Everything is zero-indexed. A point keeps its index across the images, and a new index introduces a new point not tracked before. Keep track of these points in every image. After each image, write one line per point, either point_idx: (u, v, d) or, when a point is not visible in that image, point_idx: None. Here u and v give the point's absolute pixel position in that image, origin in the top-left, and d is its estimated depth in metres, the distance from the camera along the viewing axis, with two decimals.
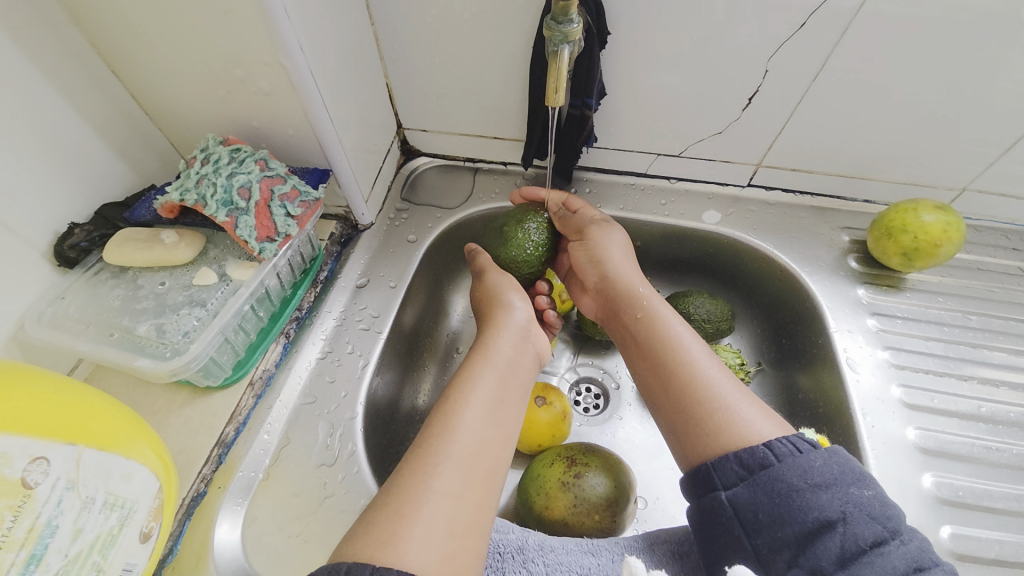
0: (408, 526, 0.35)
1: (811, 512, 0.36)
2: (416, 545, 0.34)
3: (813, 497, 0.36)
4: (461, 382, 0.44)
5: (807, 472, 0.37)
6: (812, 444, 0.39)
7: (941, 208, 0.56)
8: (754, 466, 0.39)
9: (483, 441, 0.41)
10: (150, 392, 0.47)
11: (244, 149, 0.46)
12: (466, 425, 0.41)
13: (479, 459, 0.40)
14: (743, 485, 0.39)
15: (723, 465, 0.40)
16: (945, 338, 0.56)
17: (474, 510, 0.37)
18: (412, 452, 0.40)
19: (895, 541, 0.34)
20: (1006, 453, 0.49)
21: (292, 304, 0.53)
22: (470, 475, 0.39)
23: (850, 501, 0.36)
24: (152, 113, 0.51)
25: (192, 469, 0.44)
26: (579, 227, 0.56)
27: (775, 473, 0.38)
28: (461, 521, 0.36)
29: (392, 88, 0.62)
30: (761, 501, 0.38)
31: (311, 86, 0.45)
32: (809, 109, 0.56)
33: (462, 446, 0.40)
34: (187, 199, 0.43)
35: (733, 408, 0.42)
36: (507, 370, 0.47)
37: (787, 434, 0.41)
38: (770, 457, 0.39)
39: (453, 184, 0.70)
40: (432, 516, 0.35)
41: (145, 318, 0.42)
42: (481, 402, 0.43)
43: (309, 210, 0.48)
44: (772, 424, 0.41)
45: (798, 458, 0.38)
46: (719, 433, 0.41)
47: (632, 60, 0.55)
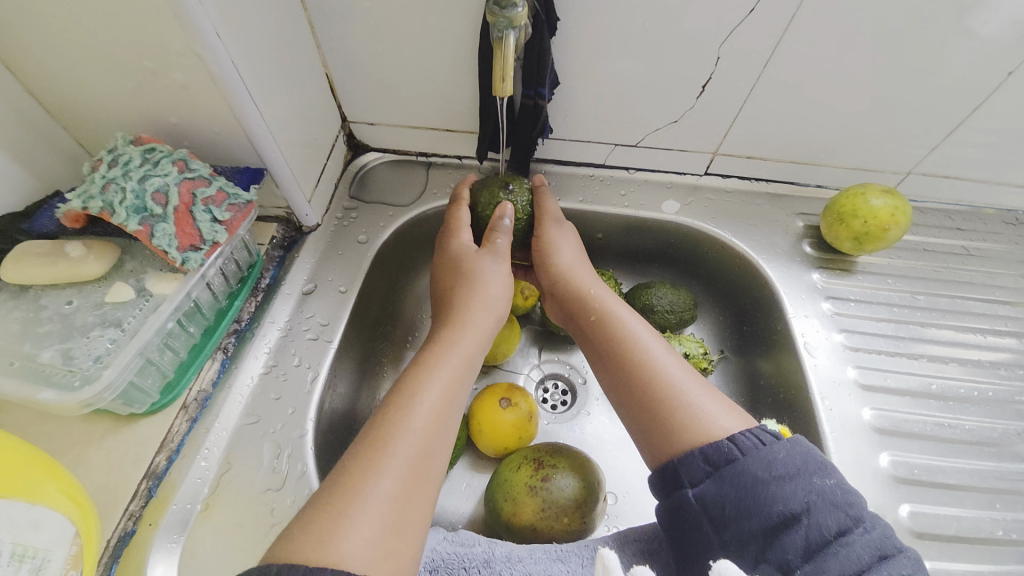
0: (348, 524, 0.33)
1: (776, 506, 0.35)
2: (356, 542, 0.32)
3: (778, 489, 0.36)
4: (417, 372, 0.42)
5: (771, 465, 0.37)
6: (775, 435, 0.39)
7: (888, 191, 0.57)
8: (720, 461, 0.38)
9: (433, 438, 0.38)
10: (66, 424, 0.42)
11: (159, 148, 0.41)
12: (421, 417, 0.38)
13: (427, 457, 0.38)
14: (709, 481, 0.38)
15: (689, 460, 0.39)
16: (896, 318, 0.57)
17: (417, 509, 0.36)
18: (356, 447, 0.37)
19: (857, 529, 0.34)
20: (958, 429, 0.51)
21: (229, 316, 0.49)
22: (418, 471, 0.37)
23: (813, 491, 0.35)
24: (53, 111, 0.45)
25: (117, 508, 0.39)
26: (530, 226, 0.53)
27: (740, 467, 0.37)
28: (405, 518, 0.35)
29: (333, 79, 0.58)
30: (728, 495, 0.37)
31: (235, 78, 0.41)
32: (762, 96, 0.56)
33: (416, 439, 0.37)
34: (90, 207, 0.38)
35: (694, 404, 0.42)
36: (466, 358, 0.44)
37: (749, 426, 0.40)
38: (734, 451, 0.38)
39: (405, 179, 0.66)
40: (373, 512, 0.33)
41: (48, 343, 0.37)
42: (436, 393, 0.40)
43: (240, 214, 0.43)
44: (735, 418, 0.41)
45: (762, 450, 0.38)
46: (682, 429, 0.41)
47: (584, 47, 0.53)
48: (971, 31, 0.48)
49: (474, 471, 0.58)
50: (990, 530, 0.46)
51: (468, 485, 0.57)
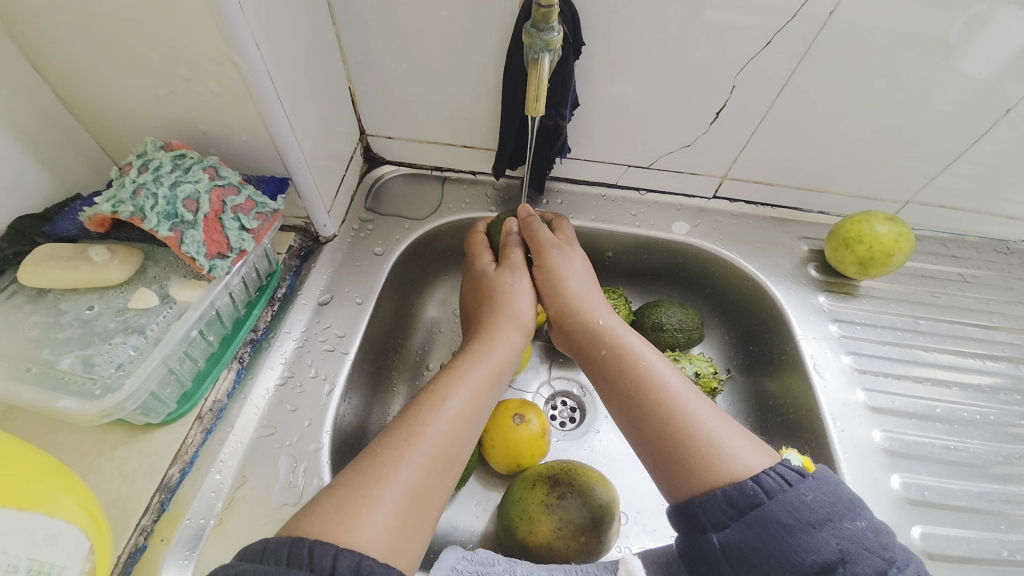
0: (366, 514, 0.36)
1: (807, 554, 0.36)
2: (370, 529, 0.35)
3: (809, 537, 0.36)
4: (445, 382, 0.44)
5: (799, 511, 0.37)
6: (800, 474, 0.38)
7: (892, 219, 0.59)
8: (744, 506, 0.38)
9: (456, 438, 0.42)
10: (76, 433, 0.41)
11: (190, 154, 0.41)
12: (444, 421, 0.42)
13: (448, 457, 0.41)
14: (735, 527, 0.38)
15: (712, 504, 0.39)
16: (899, 341, 0.59)
17: (428, 504, 0.39)
18: (385, 437, 0.40)
19: (890, 570, 0.34)
20: (963, 452, 0.52)
21: (246, 325, 0.48)
22: (435, 469, 0.40)
23: (845, 537, 0.36)
24: (80, 114, 0.45)
25: (129, 522, 0.38)
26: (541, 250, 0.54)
27: (767, 514, 0.37)
28: (417, 509, 0.38)
29: (355, 93, 0.58)
30: (755, 543, 0.37)
31: (269, 88, 0.41)
32: (772, 123, 0.59)
33: (435, 444, 0.40)
34: (120, 212, 0.37)
35: (717, 443, 0.41)
36: (497, 368, 0.47)
37: (772, 463, 0.40)
38: (759, 495, 0.38)
39: (420, 193, 0.67)
40: (387, 504, 0.37)
41: (68, 350, 0.36)
42: (466, 396, 0.44)
43: (267, 223, 0.43)
44: (759, 454, 0.41)
45: (788, 494, 0.37)
46: (704, 466, 0.41)
47: (605, 70, 0.55)
48: (956, 75, 0.52)
49: (485, 488, 0.57)
50: (999, 552, 0.47)
51: (478, 503, 0.56)
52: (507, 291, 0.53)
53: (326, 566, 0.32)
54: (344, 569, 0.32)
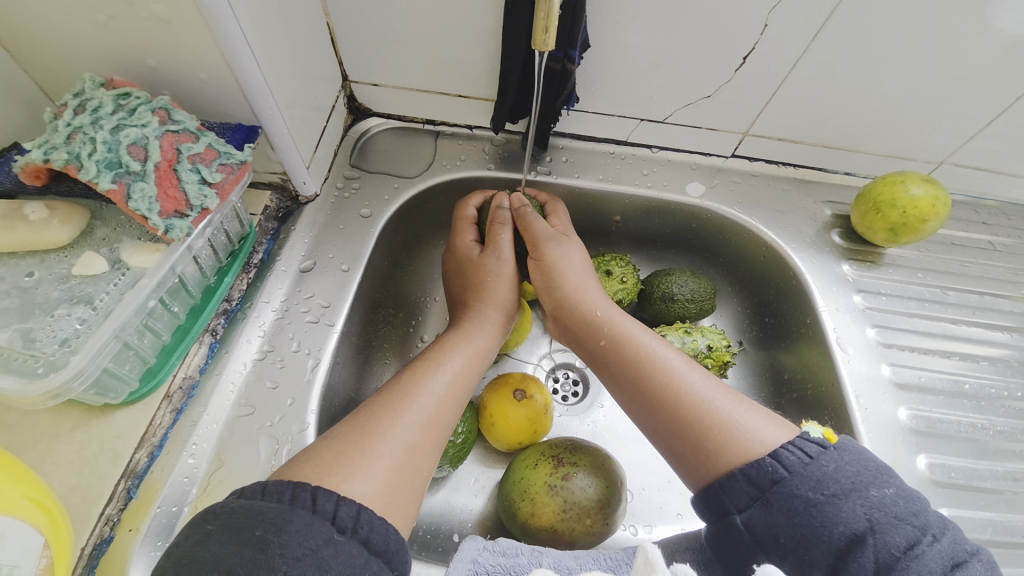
0: (357, 465, 0.34)
1: (836, 528, 0.32)
2: (363, 482, 0.33)
3: (835, 510, 0.32)
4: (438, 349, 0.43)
5: (822, 483, 0.33)
6: (821, 445, 0.35)
7: (929, 180, 0.54)
8: (764, 483, 0.34)
9: (452, 395, 0.41)
10: (29, 414, 0.36)
11: (135, 93, 0.35)
12: (440, 381, 0.41)
13: (444, 416, 0.40)
14: (757, 506, 0.34)
15: (732, 486, 0.35)
16: (927, 314, 0.55)
17: (426, 465, 0.37)
18: (379, 397, 0.39)
19: (925, 539, 0.31)
20: (990, 431, 0.49)
21: (218, 294, 0.43)
22: (433, 430, 0.38)
23: (873, 506, 0.32)
24: (9, 47, 0.38)
25: (91, 512, 0.34)
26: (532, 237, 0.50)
27: (788, 488, 0.33)
28: (413, 467, 0.36)
29: (334, 31, 0.51)
30: (781, 523, 0.33)
31: (228, 14, 0.35)
32: (805, 72, 0.52)
33: (431, 403, 0.39)
34: (53, 160, 0.31)
35: (730, 421, 0.37)
36: (486, 341, 0.46)
37: (792, 437, 0.36)
38: (780, 470, 0.34)
39: (411, 149, 0.60)
40: (382, 458, 0.35)
41: (4, 324, 0.31)
42: (460, 360, 0.43)
43: (232, 176, 0.37)
44: (775, 429, 0.37)
45: (810, 467, 0.34)
46: (718, 446, 0.37)
47: (618, 8, 0.48)
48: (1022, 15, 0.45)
49: (484, 465, 0.55)
50: None
51: (476, 481, 0.54)
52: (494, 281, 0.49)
53: (327, 511, 0.30)
54: (344, 518, 0.30)
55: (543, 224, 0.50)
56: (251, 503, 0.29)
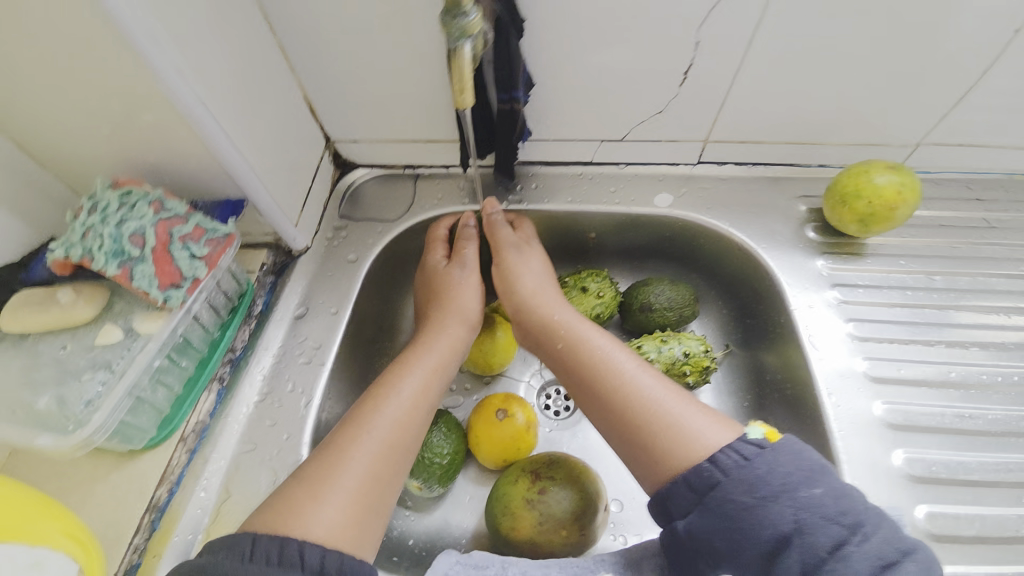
0: (315, 506, 0.38)
1: (765, 531, 0.33)
2: (321, 519, 0.37)
3: (765, 513, 0.33)
4: (392, 377, 0.47)
5: (754, 486, 0.34)
6: (758, 445, 0.36)
7: (894, 167, 0.53)
8: (702, 489, 0.35)
9: (410, 417, 0.45)
10: (73, 462, 0.44)
11: (136, 190, 0.42)
12: (391, 412, 0.44)
13: (400, 436, 0.43)
14: (696, 512, 0.35)
15: (674, 491, 0.36)
16: (910, 302, 0.54)
17: (382, 484, 0.41)
18: (337, 434, 0.43)
19: (854, 540, 0.31)
20: (979, 420, 0.48)
21: (222, 346, 0.49)
22: (390, 453, 0.42)
23: (801, 507, 0.33)
24: (43, 159, 0.46)
25: (122, 543, 0.40)
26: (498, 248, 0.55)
27: (723, 493, 0.35)
28: (369, 497, 0.40)
29: (311, 100, 0.58)
30: (716, 528, 0.34)
31: (203, 114, 0.42)
32: (750, 76, 0.53)
33: (384, 434, 0.43)
34: (72, 256, 0.39)
35: (676, 425, 0.39)
36: (440, 363, 0.49)
37: (735, 437, 0.37)
38: (716, 475, 0.35)
39: (393, 194, 0.66)
40: (338, 494, 0.39)
41: (45, 389, 0.39)
42: (417, 382, 0.47)
43: (219, 248, 0.44)
44: (719, 429, 0.38)
45: (744, 470, 0.35)
46: (665, 450, 0.38)
47: (555, 47, 0.52)
48: None
49: (476, 481, 0.58)
50: (1016, 529, 0.43)
51: (470, 498, 0.57)
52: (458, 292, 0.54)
53: (293, 556, 0.34)
54: (311, 556, 0.35)
55: (502, 236, 0.55)
56: (243, 566, 0.33)
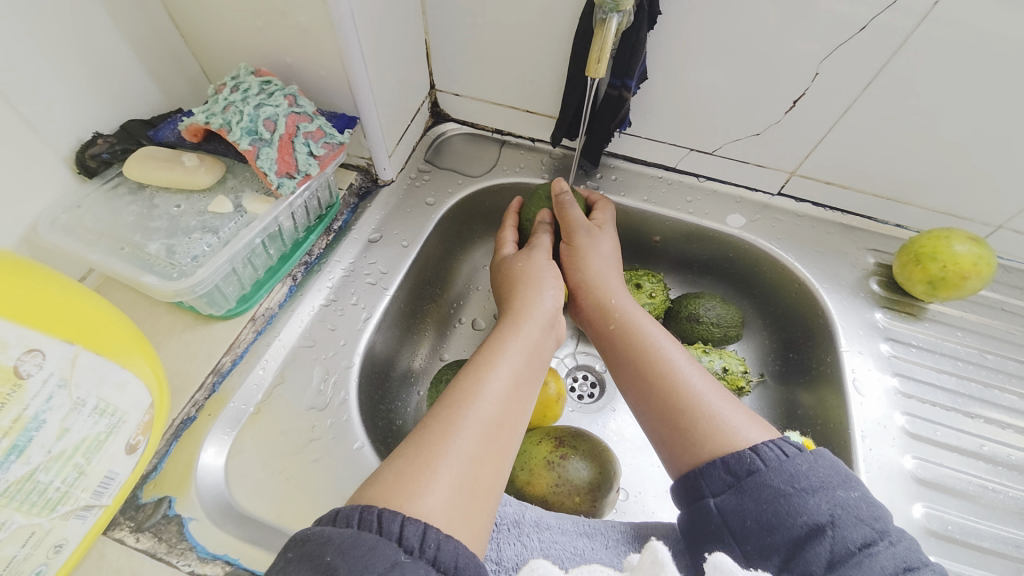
0: (428, 481, 0.34)
1: (799, 518, 0.35)
2: (437, 499, 0.33)
3: (801, 501, 0.35)
4: (489, 355, 0.43)
5: (794, 477, 0.36)
6: (798, 448, 0.38)
7: (975, 239, 0.54)
8: (741, 472, 0.38)
9: (508, 409, 0.40)
10: (153, 313, 0.47)
11: (275, 82, 0.45)
12: (494, 389, 0.40)
13: (501, 426, 0.39)
14: (730, 492, 0.38)
15: (710, 471, 0.39)
16: (958, 373, 0.56)
17: (490, 478, 0.37)
18: (433, 412, 0.38)
19: (883, 542, 0.33)
20: (1001, 495, 0.50)
21: (303, 247, 0.53)
22: (494, 438, 0.38)
23: (837, 504, 0.35)
24: (187, 36, 0.49)
25: (186, 393, 0.44)
26: (570, 230, 0.55)
27: (761, 478, 0.37)
28: (479, 483, 0.36)
29: (431, 46, 0.61)
30: (749, 508, 0.36)
31: (349, 28, 0.44)
32: (856, 120, 0.54)
33: (489, 412, 0.38)
34: (211, 123, 0.42)
35: (719, 415, 0.41)
36: (535, 346, 0.45)
37: (774, 438, 0.40)
38: (757, 463, 0.37)
39: (479, 152, 0.69)
40: (450, 474, 0.34)
41: (157, 238, 0.42)
42: (503, 378, 0.41)
43: (332, 153, 0.47)
44: (758, 430, 0.40)
45: (785, 462, 0.37)
46: (705, 437, 0.40)
47: (676, 48, 0.53)
48: None
49: None
50: None
51: None
52: (536, 270, 0.52)
53: (393, 532, 0.30)
54: (411, 537, 0.30)
55: (579, 213, 0.55)
56: (323, 529, 0.30)
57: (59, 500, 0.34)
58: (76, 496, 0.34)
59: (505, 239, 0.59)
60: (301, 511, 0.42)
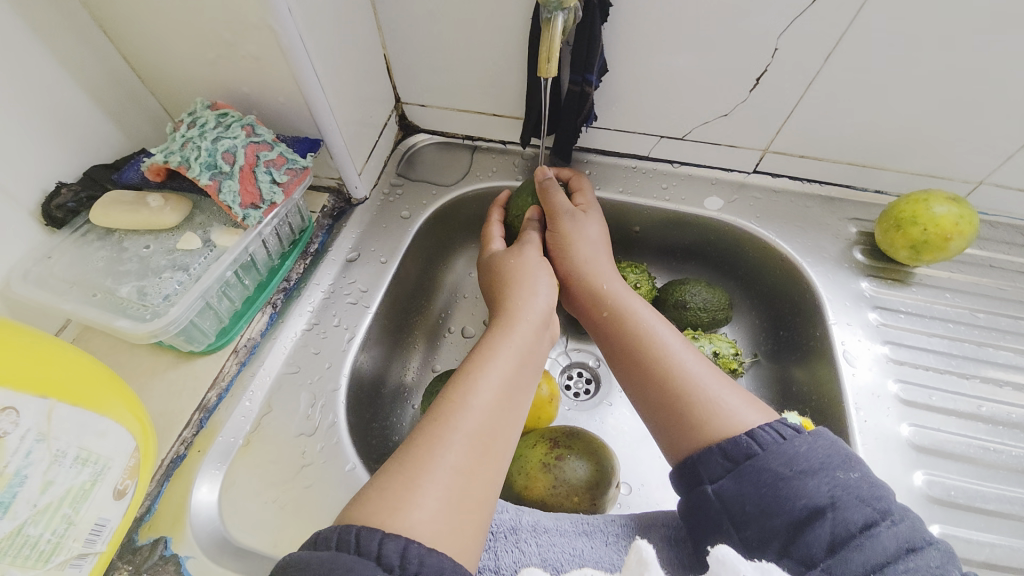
0: (417, 496, 0.34)
1: (798, 501, 0.34)
2: (424, 514, 0.33)
3: (801, 484, 0.35)
4: (479, 360, 0.42)
5: (792, 460, 0.36)
6: (795, 429, 0.38)
7: (954, 199, 0.53)
8: (739, 457, 0.37)
9: (498, 417, 0.39)
10: (136, 355, 0.48)
11: (231, 114, 0.45)
12: (482, 397, 0.39)
13: (491, 436, 0.38)
14: (728, 477, 0.37)
15: (708, 457, 0.38)
16: (950, 335, 0.55)
17: (481, 488, 0.36)
18: (422, 424, 0.38)
19: (885, 522, 0.32)
20: (1004, 455, 0.49)
21: (280, 274, 0.53)
22: (482, 448, 0.37)
23: (837, 485, 0.34)
24: (144, 76, 0.49)
25: (173, 432, 0.44)
26: (554, 216, 0.54)
27: (760, 463, 0.36)
28: (467, 495, 0.35)
29: (390, 60, 0.61)
30: (748, 493, 0.36)
31: (300, 52, 0.44)
32: (821, 92, 0.54)
33: (478, 422, 0.38)
34: (170, 161, 0.42)
35: (716, 399, 0.41)
36: (527, 349, 0.44)
37: (770, 421, 0.39)
38: (754, 447, 0.37)
39: (451, 161, 0.68)
40: (438, 486, 0.34)
41: (127, 281, 0.42)
42: (493, 386, 0.40)
43: (296, 178, 0.47)
44: (756, 412, 0.40)
45: (783, 445, 0.37)
46: (701, 423, 0.40)
47: (632, 37, 0.53)
48: None
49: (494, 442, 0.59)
50: None
51: None
52: (524, 264, 0.51)
53: (372, 551, 0.30)
54: (390, 555, 0.30)
55: (562, 202, 0.54)
56: (301, 555, 0.30)
57: (53, 551, 0.34)
58: (68, 547, 0.35)
59: (493, 235, 0.58)
60: (297, 539, 0.42)
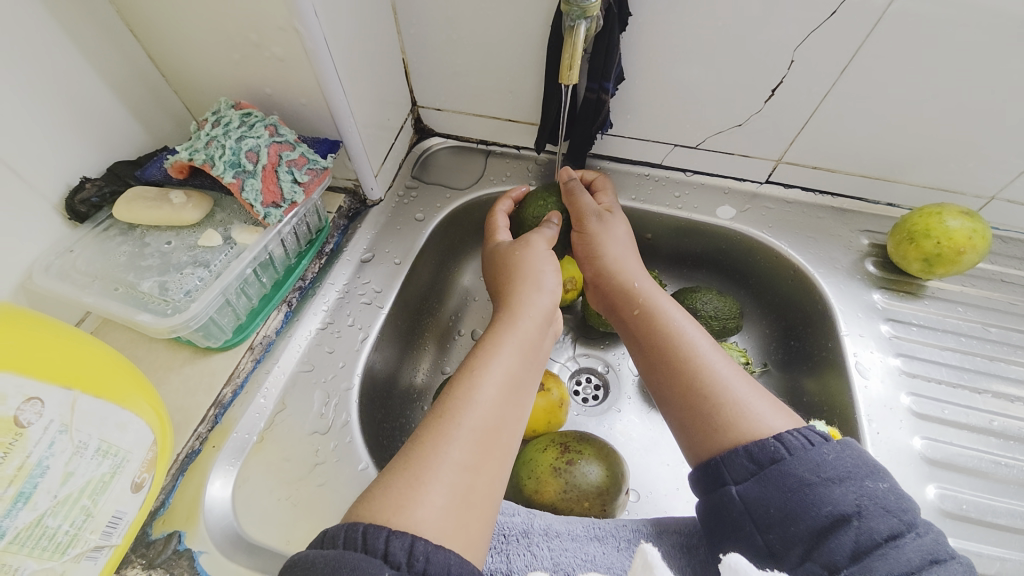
0: (423, 492, 0.34)
1: (824, 508, 0.34)
2: (431, 511, 0.33)
3: (826, 491, 0.35)
4: (483, 356, 0.42)
5: (819, 466, 0.36)
6: (824, 437, 0.37)
7: (967, 213, 0.53)
8: (765, 460, 0.37)
9: (501, 413, 0.39)
10: (152, 349, 0.48)
11: (255, 113, 0.46)
12: (486, 393, 0.39)
13: (496, 431, 0.38)
14: (753, 480, 0.37)
15: (732, 459, 0.38)
16: (962, 348, 0.55)
17: (487, 484, 0.37)
18: (428, 419, 0.38)
19: (910, 534, 0.33)
20: (1015, 469, 0.49)
21: (296, 273, 0.54)
22: (486, 444, 0.37)
23: (864, 494, 0.34)
24: (168, 75, 0.50)
25: (188, 427, 0.45)
26: (581, 215, 0.54)
27: (786, 467, 0.36)
28: (472, 490, 0.35)
29: (409, 64, 0.61)
30: (772, 496, 0.36)
31: (325, 54, 0.45)
32: (836, 104, 0.54)
33: (483, 417, 0.38)
34: (194, 159, 0.43)
35: (744, 403, 0.41)
36: (529, 344, 0.45)
37: (797, 427, 0.39)
38: (781, 450, 0.37)
39: (465, 165, 0.69)
40: (444, 482, 0.35)
41: (149, 276, 0.43)
42: (496, 382, 0.40)
43: (316, 178, 0.48)
44: (784, 418, 0.40)
45: (810, 451, 0.37)
46: (727, 425, 0.40)
47: (649, 47, 0.54)
48: None
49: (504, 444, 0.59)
50: None
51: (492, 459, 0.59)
52: (535, 256, 0.51)
53: (378, 549, 0.30)
54: (397, 553, 0.30)
55: (587, 200, 0.55)
56: (306, 553, 0.30)
57: (69, 543, 0.34)
58: (85, 538, 0.35)
59: (498, 225, 0.58)
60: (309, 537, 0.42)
